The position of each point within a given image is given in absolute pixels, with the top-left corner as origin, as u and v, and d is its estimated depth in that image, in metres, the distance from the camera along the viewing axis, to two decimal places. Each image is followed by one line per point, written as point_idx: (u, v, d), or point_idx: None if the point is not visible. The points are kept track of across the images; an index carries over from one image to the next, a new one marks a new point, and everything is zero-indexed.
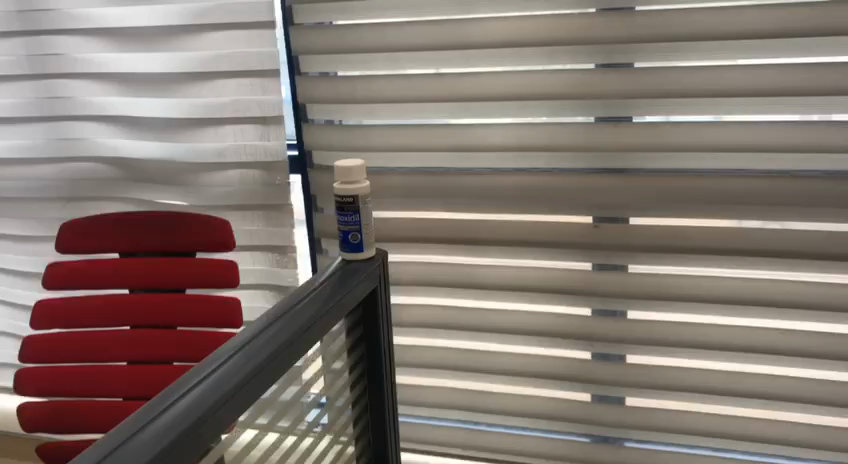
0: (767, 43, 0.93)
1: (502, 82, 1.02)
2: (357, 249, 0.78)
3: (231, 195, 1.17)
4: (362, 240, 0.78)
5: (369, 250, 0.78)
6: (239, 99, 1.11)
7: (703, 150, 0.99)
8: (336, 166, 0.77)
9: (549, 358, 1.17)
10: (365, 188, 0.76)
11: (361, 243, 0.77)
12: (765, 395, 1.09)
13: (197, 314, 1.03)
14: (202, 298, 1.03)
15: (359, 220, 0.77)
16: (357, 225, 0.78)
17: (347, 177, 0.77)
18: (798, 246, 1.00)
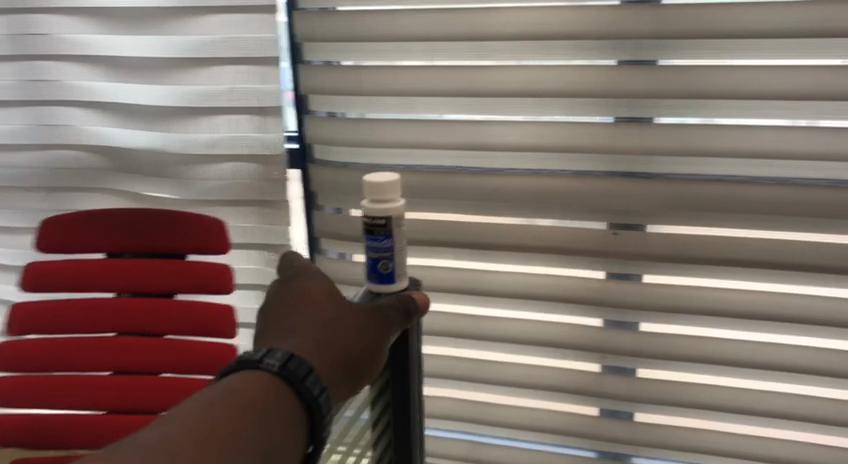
0: (807, 42, 0.86)
1: (516, 78, 0.95)
2: (389, 281, 0.76)
3: (224, 190, 1.12)
4: (393, 269, 0.75)
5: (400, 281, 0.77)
6: (237, 88, 1.05)
7: (730, 156, 0.92)
8: (370, 183, 0.72)
9: (557, 370, 1.11)
10: (400, 210, 0.73)
11: (393, 273, 0.75)
12: (784, 415, 1.03)
13: (187, 322, 0.98)
14: (193, 305, 0.98)
15: (392, 244, 0.74)
16: (388, 251, 0.74)
17: (380, 195, 0.73)
18: (831, 260, 0.93)
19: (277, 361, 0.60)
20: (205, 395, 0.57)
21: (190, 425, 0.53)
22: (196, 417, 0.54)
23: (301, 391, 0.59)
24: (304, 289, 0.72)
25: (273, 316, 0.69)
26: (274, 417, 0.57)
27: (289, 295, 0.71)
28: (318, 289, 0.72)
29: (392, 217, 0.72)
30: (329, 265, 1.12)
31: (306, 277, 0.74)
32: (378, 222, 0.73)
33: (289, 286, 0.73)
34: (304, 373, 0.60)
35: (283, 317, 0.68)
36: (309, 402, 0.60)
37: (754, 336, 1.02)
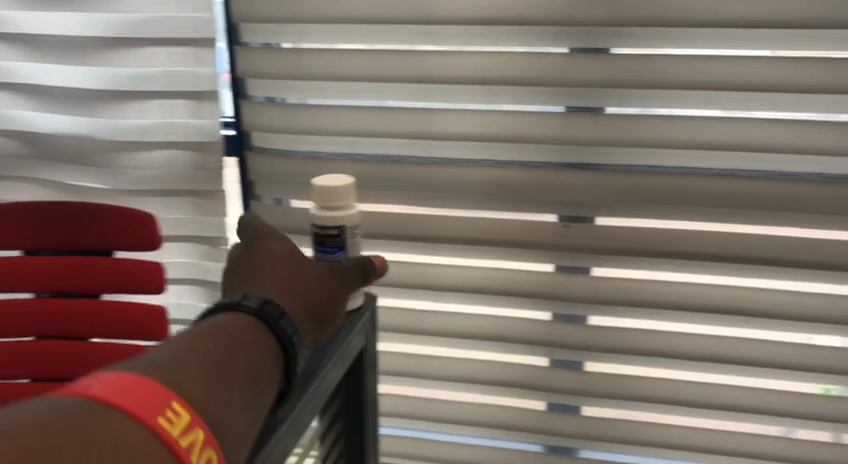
0: (759, 33, 0.85)
1: (466, 63, 0.91)
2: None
3: (156, 179, 1.05)
4: None
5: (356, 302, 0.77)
6: (169, 71, 0.99)
7: (681, 147, 0.91)
8: (323, 191, 0.72)
9: (506, 364, 1.08)
10: (352, 220, 0.73)
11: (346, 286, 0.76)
12: (731, 407, 1.03)
13: (113, 325, 0.93)
14: (121, 306, 0.92)
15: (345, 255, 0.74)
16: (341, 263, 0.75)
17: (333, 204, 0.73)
18: (779, 252, 0.93)
19: (254, 303, 0.62)
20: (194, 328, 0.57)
21: (191, 346, 0.54)
22: (196, 342, 0.55)
23: (278, 329, 0.61)
24: (268, 244, 0.71)
25: (239, 268, 0.69)
26: (255, 349, 0.58)
27: (254, 248, 0.71)
28: (282, 244, 0.71)
29: (345, 226, 0.73)
30: None
31: (269, 234, 0.73)
32: (330, 232, 0.73)
33: (253, 242, 0.72)
34: (280, 313, 0.62)
35: (250, 268, 0.68)
36: (284, 340, 0.61)
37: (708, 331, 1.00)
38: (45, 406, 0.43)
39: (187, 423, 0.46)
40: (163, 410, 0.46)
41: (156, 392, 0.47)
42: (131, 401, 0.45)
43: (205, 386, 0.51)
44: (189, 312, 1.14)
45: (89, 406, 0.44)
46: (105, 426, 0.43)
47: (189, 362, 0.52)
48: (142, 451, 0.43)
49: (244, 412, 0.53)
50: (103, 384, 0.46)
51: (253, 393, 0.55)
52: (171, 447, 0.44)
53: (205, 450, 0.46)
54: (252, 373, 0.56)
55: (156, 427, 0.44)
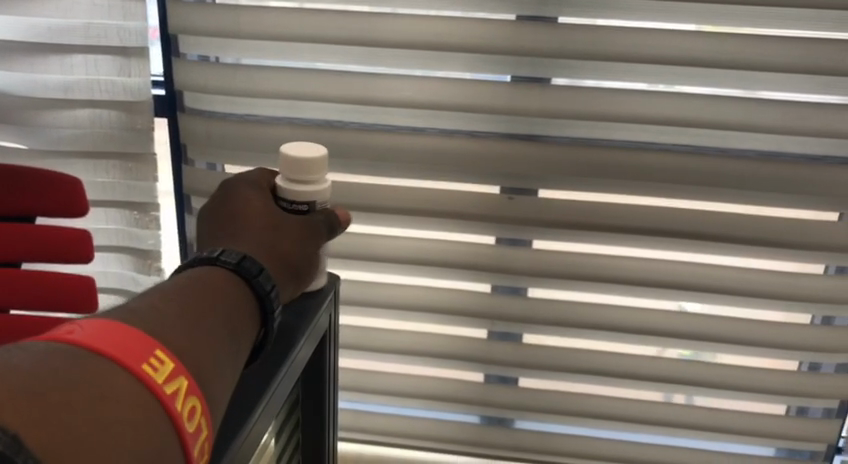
0: (706, 9, 0.84)
1: (411, 28, 0.88)
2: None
3: (79, 140, 0.99)
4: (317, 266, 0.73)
5: (319, 279, 0.73)
6: (94, 23, 0.93)
7: (628, 122, 0.90)
8: (298, 160, 0.67)
9: (446, 337, 1.07)
10: (325, 193, 0.69)
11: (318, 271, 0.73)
12: (666, 380, 1.04)
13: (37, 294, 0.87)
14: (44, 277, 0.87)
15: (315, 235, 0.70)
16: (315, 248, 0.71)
17: (305, 175, 0.68)
18: (717, 228, 0.94)
19: (233, 258, 0.57)
20: (169, 281, 0.53)
21: (167, 296, 0.50)
22: (173, 293, 0.51)
23: (256, 286, 0.56)
24: (242, 199, 0.66)
25: (214, 225, 0.64)
26: (234, 304, 0.54)
27: (229, 202, 0.66)
28: (258, 201, 0.66)
29: (316, 202, 0.69)
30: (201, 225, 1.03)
31: (244, 186, 0.68)
32: (299, 207, 0.68)
33: (227, 197, 0.67)
34: (259, 268, 0.57)
35: (226, 224, 0.64)
36: (263, 299, 0.57)
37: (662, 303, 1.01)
38: (17, 349, 0.40)
39: (171, 372, 0.43)
40: (146, 357, 0.42)
41: (138, 338, 0.43)
42: (111, 347, 0.42)
43: (185, 335, 0.47)
44: (118, 280, 1.09)
45: (67, 352, 0.40)
46: (84, 372, 0.39)
47: (166, 312, 0.48)
48: (125, 399, 0.39)
49: (228, 363, 0.50)
50: (81, 331, 0.42)
51: (234, 345, 0.52)
52: (156, 396, 0.41)
53: (191, 400, 0.43)
54: (233, 325, 0.52)
55: (139, 375, 0.41)
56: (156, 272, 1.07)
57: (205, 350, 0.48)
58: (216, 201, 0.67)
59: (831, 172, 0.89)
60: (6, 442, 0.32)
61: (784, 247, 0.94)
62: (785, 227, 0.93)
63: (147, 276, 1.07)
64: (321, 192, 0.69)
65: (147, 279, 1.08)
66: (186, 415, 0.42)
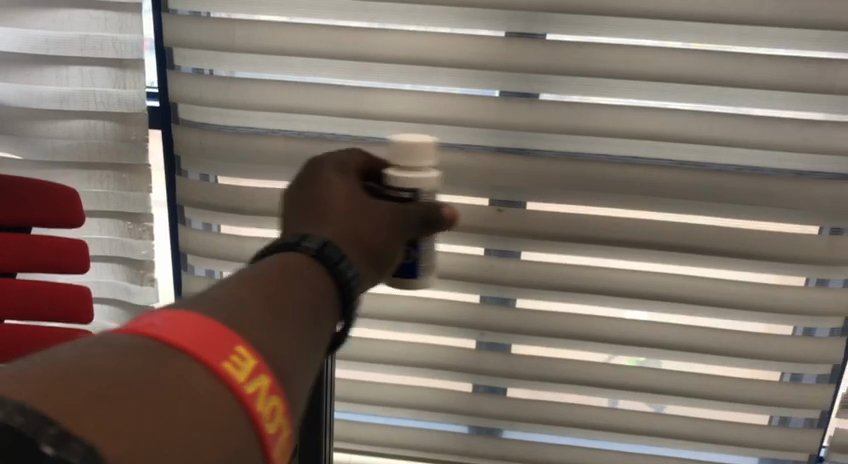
0: (690, 27, 0.86)
1: (403, 43, 0.90)
2: (413, 275, 0.76)
3: (73, 150, 1.00)
4: (419, 266, 0.76)
5: None
6: (90, 36, 0.94)
7: (614, 136, 0.92)
8: (408, 146, 0.73)
9: (435, 347, 1.08)
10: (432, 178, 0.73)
11: (418, 270, 0.76)
12: (652, 389, 1.06)
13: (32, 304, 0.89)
14: (39, 286, 0.89)
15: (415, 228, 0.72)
16: (418, 252, 0.75)
17: (413, 161, 0.73)
18: (700, 241, 0.96)
19: (314, 245, 0.58)
20: (258, 264, 0.55)
21: (242, 287, 0.49)
22: (244, 288, 0.49)
23: (338, 274, 0.58)
24: (323, 185, 0.67)
25: (297, 208, 0.66)
26: (316, 290, 0.55)
27: (313, 189, 0.67)
28: (339, 186, 0.68)
29: (420, 190, 0.74)
30: (193, 236, 1.04)
31: (329, 174, 0.69)
32: (404, 193, 0.73)
33: (312, 182, 0.68)
34: (341, 255, 0.58)
35: (308, 208, 0.65)
36: (343, 286, 0.58)
37: (629, 314, 1.03)
38: (91, 343, 0.37)
39: (253, 369, 0.40)
40: (227, 353, 0.40)
41: (218, 333, 0.41)
42: (190, 343, 0.39)
43: (265, 327, 0.46)
44: (110, 290, 1.11)
45: (144, 346, 0.38)
46: (164, 369, 0.36)
47: (244, 306, 0.46)
48: (206, 400, 0.37)
49: (302, 363, 0.48)
50: (158, 323, 0.40)
51: (316, 333, 0.52)
52: (237, 396, 0.38)
53: (271, 399, 0.41)
54: (314, 313, 0.53)
55: (221, 373, 0.38)
56: (148, 283, 1.08)
57: (283, 347, 0.46)
58: (297, 187, 0.69)
59: (813, 187, 0.91)
60: (77, 452, 0.29)
61: (767, 260, 0.96)
62: (767, 241, 0.95)
63: (140, 287, 1.09)
64: (426, 181, 0.73)
65: (139, 290, 1.09)
66: (267, 415, 0.40)
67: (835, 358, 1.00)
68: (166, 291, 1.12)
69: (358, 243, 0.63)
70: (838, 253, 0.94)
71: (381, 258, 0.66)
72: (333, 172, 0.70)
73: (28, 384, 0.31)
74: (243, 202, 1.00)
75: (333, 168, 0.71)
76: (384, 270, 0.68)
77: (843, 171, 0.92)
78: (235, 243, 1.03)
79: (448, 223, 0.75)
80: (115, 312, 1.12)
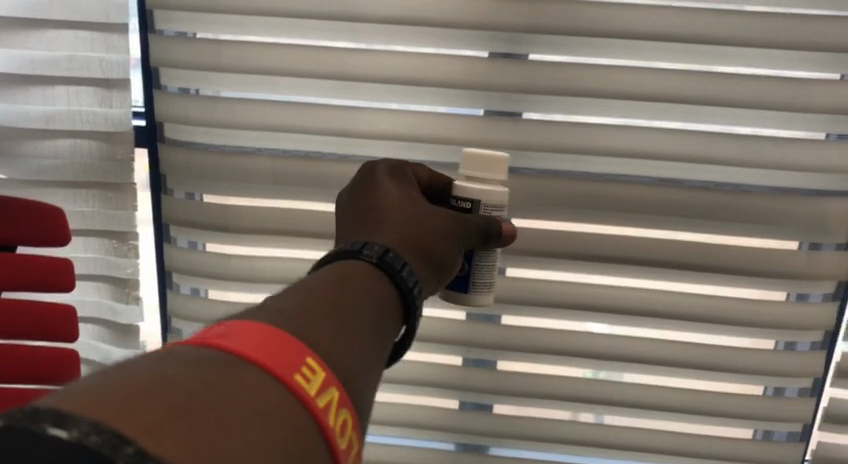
0: (669, 47, 0.88)
1: (388, 63, 0.91)
2: (464, 289, 0.76)
3: (59, 169, 1.01)
4: (469, 280, 0.76)
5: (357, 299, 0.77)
6: (76, 56, 0.95)
7: (596, 154, 0.94)
8: (482, 156, 0.76)
9: (421, 364, 1.09)
10: (495, 191, 0.75)
11: (468, 284, 0.76)
12: (636, 404, 1.07)
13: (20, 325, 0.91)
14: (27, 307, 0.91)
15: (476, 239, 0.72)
16: (472, 264, 0.76)
17: (483, 171, 0.76)
18: (682, 257, 0.97)
19: (376, 253, 0.61)
20: (328, 273, 0.57)
21: (309, 302, 0.52)
22: (308, 301, 0.52)
23: (400, 283, 0.60)
24: (381, 192, 0.70)
25: (357, 214, 0.69)
26: (379, 299, 0.58)
27: (371, 196, 0.70)
28: (397, 194, 0.70)
29: (480, 201, 0.75)
30: (179, 254, 1.04)
31: (385, 181, 0.72)
32: (465, 202, 0.75)
33: (371, 187, 0.71)
34: (401, 264, 0.61)
35: (367, 215, 0.68)
36: (406, 295, 0.61)
37: (592, 327, 1.05)
38: (170, 359, 0.39)
39: (323, 383, 0.43)
40: (297, 366, 0.42)
41: (287, 347, 0.43)
42: (267, 359, 0.41)
43: (333, 339, 0.49)
44: (95, 308, 1.11)
45: (220, 360, 0.40)
46: (240, 383, 0.39)
47: (311, 321, 0.49)
48: (281, 412, 0.39)
49: (368, 374, 0.51)
50: (230, 336, 0.42)
51: (379, 341, 0.55)
52: (312, 409, 0.41)
53: (339, 411, 0.43)
54: (378, 322, 0.56)
55: (293, 385, 0.41)
56: (134, 302, 1.08)
57: (348, 360, 0.49)
58: (356, 193, 0.72)
59: (791, 203, 0.93)
60: None
61: (748, 275, 0.97)
62: (748, 256, 0.96)
63: (125, 305, 1.08)
64: (489, 193, 0.75)
65: (124, 308, 1.09)
66: (337, 426, 0.42)
67: (816, 371, 1.02)
68: (151, 307, 1.11)
69: (418, 249, 0.66)
70: (816, 268, 0.96)
71: (443, 266, 0.68)
72: (392, 179, 0.73)
73: (110, 402, 0.33)
74: (229, 220, 1.00)
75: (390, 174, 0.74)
76: (446, 278, 0.70)
77: (820, 187, 0.94)
78: (221, 261, 1.03)
79: (507, 238, 0.76)
80: (101, 330, 1.12)
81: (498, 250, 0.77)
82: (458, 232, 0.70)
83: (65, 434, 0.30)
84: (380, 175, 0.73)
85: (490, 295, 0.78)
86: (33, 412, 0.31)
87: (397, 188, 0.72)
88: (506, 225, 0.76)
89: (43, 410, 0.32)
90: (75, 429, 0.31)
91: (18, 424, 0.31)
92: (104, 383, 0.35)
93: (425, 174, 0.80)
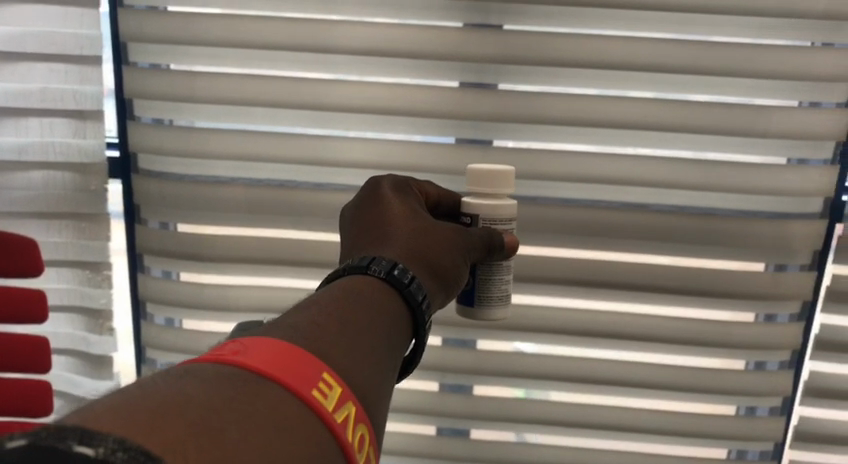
0: (634, 76, 0.91)
1: (362, 93, 0.93)
2: (470, 303, 0.76)
3: (32, 200, 1.01)
4: (473, 293, 0.76)
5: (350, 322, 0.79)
6: (50, 88, 0.96)
7: (565, 180, 0.96)
8: (484, 170, 0.74)
9: (398, 391, 1.09)
10: (492, 207, 0.74)
11: (472, 295, 0.76)
12: (612, 427, 1.08)
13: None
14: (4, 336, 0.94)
15: (479, 254, 0.71)
16: (474, 277, 0.76)
17: (484, 185, 0.74)
18: (652, 280, 0.99)
19: (383, 269, 0.62)
20: (339, 291, 0.59)
21: (320, 318, 0.53)
22: (319, 319, 0.53)
23: (409, 297, 0.62)
24: (386, 208, 0.71)
25: (364, 230, 0.70)
26: (388, 314, 0.59)
27: (376, 212, 0.71)
28: (401, 208, 0.71)
29: (478, 216, 0.75)
30: (153, 284, 1.04)
31: (389, 195, 0.73)
32: (465, 217, 0.76)
33: (375, 203, 0.72)
34: (409, 279, 0.62)
35: (374, 231, 0.69)
36: (415, 310, 0.62)
37: (556, 350, 1.06)
38: (189, 376, 0.41)
39: (339, 398, 0.45)
40: (313, 383, 0.44)
41: (301, 364, 0.45)
42: (285, 374, 0.43)
43: (346, 355, 0.51)
44: (68, 340, 1.10)
45: (239, 377, 0.42)
46: (260, 398, 0.40)
47: (323, 338, 0.51)
48: (301, 426, 0.41)
49: (380, 389, 0.53)
50: (247, 354, 0.44)
51: (389, 356, 0.57)
52: (329, 424, 0.43)
53: (354, 424, 0.45)
54: (388, 337, 0.58)
55: (311, 400, 0.43)
56: (108, 332, 1.08)
57: (360, 375, 0.51)
58: (362, 209, 0.73)
59: (756, 226, 0.95)
60: None
61: (717, 297, 0.99)
62: (716, 278, 0.98)
63: (99, 336, 1.08)
64: (486, 208, 0.75)
65: (98, 339, 1.09)
66: (353, 440, 0.44)
67: (783, 390, 1.03)
68: (125, 339, 1.09)
69: (425, 262, 0.66)
70: (782, 289, 0.98)
71: (452, 280, 0.68)
72: (395, 193, 0.74)
73: (138, 419, 0.34)
74: (204, 249, 1.01)
75: (394, 188, 0.75)
76: (455, 291, 0.70)
77: (783, 210, 0.97)
78: (196, 290, 1.03)
79: (509, 251, 0.73)
80: (74, 362, 1.10)
81: (507, 263, 0.76)
82: (464, 244, 0.69)
83: (92, 452, 0.30)
84: (384, 190, 0.74)
85: (500, 308, 0.76)
86: (56, 431, 0.31)
87: (401, 203, 0.72)
88: (507, 237, 0.74)
89: (67, 429, 0.31)
90: (102, 446, 0.30)
91: (42, 443, 0.30)
92: (131, 400, 0.36)
93: (433, 191, 0.80)
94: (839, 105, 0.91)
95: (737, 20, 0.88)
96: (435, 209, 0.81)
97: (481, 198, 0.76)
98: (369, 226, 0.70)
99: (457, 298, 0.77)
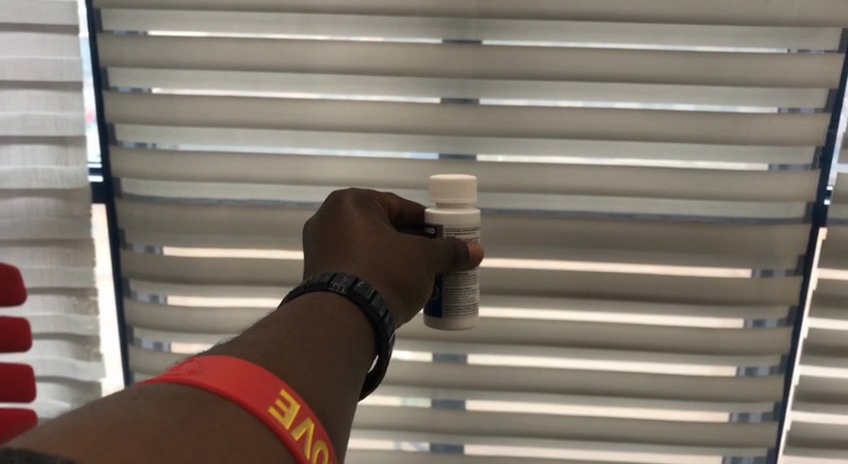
0: (613, 86, 0.92)
1: (343, 111, 0.93)
2: (437, 313, 0.76)
3: (15, 228, 1.00)
4: (439, 302, 0.76)
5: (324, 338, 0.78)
6: (31, 115, 0.96)
7: (548, 193, 0.96)
8: (446, 180, 0.74)
9: (390, 408, 1.08)
10: (453, 217, 0.75)
11: (439, 305, 0.76)
12: (606, 437, 1.07)
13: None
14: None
15: (443, 265, 0.71)
16: (440, 287, 0.76)
17: (446, 196, 0.75)
18: (640, 290, 0.99)
19: (344, 284, 0.62)
20: (299, 310, 0.58)
21: (279, 337, 0.53)
22: (278, 338, 0.53)
23: (370, 312, 0.61)
24: (349, 222, 0.71)
25: (326, 245, 0.70)
26: (350, 329, 0.59)
27: (339, 227, 0.71)
28: (364, 222, 0.71)
29: (442, 226, 0.75)
30: (139, 309, 1.03)
31: (351, 210, 0.73)
32: (429, 229, 0.76)
33: (338, 218, 0.72)
34: (371, 293, 0.62)
35: (337, 246, 0.69)
36: (377, 325, 0.62)
37: (546, 362, 1.06)
38: (144, 397, 0.41)
39: (296, 415, 0.45)
40: (270, 401, 0.44)
41: (258, 382, 0.45)
42: (239, 393, 0.43)
43: (303, 373, 0.51)
44: (53, 367, 1.09)
45: (193, 398, 0.42)
46: (213, 421, 0.40)
47: (281, 357, 0.51)
48: (256, 445, 0.41)
49: (339, 404, 0.53)
50: (203, 374, 0.44)
51: (350, 372, 0.57)
52: (285, 442, 0.42)
53: (312, 441, 0.45)
54: (349, 353, 0.57)
55: (267, 419, 0.43)
56: (95, 359, 1.07)
57: (317, 392, 0.51)
58: (325, 224, 0.73)
59: (739, 232, 0.96)
60: None
61: (704, 304, 0.99)
62: (702, 286, 0.98)
63: (86, 362, 1.08)
64: (450, 218, 0.75)
65: (86, 365, 1.08)
66: (310, 457, 0.44)
67: (775, 396, 1.03)
68: (113, 363, 1.09)
69: (387, 277, 0.66)
70: (768, 293, 0.98)
71: (415, 294, 0.68)
72: (357, 207, 0.74)
73: (84, 443, 0.34)
74: (191, 272, 1.00)
75: (356, 203, 0.75)
76: (419, 304, 0.70)
77: (766, 216, 0.97)
78: (183, 313, 1.03)
79: (475, 260, 0.74)
80: (61, 389, 1.09)
81: (473, 271, 0.76)
82: (427, 257, 0.69)
83: None
84: (346, 205, 0.74)
85: (468, 316, 0.76)
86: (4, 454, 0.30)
87: (363, 216, 0.72)
88: (472, 246, 0.74)
89: (13, 452, 0.30)
90: None
91: None
92: (81, 424, 0.36)
93: (396, 202, 0.80)
94: (817, 111, 0.92)
95: (712, 29, 0.89)
96: (401, 222, 0.81)
97: (444, 208, 0.76)
98: (330, 242, 0.70)
99: (425, 309, 0.77)
